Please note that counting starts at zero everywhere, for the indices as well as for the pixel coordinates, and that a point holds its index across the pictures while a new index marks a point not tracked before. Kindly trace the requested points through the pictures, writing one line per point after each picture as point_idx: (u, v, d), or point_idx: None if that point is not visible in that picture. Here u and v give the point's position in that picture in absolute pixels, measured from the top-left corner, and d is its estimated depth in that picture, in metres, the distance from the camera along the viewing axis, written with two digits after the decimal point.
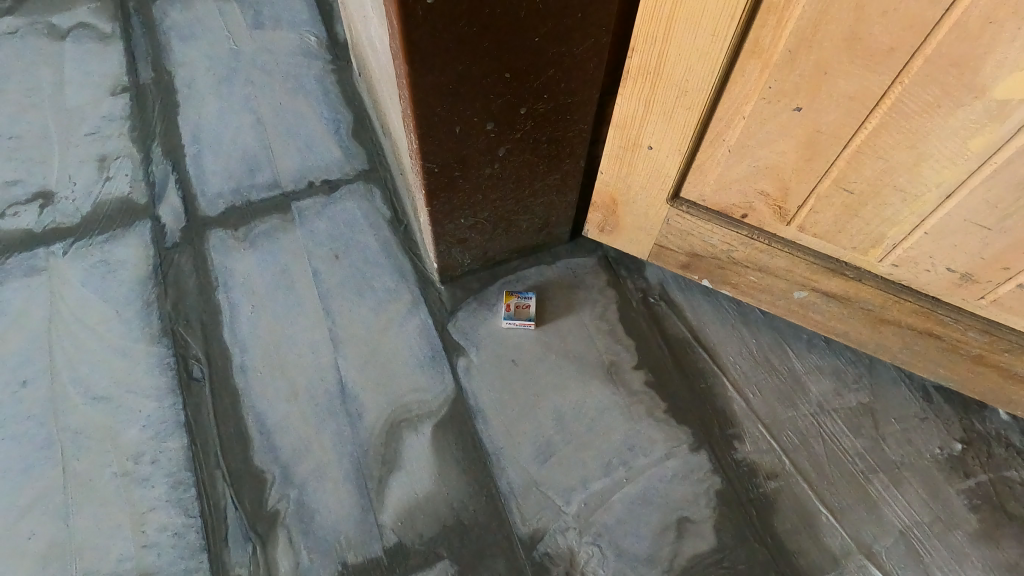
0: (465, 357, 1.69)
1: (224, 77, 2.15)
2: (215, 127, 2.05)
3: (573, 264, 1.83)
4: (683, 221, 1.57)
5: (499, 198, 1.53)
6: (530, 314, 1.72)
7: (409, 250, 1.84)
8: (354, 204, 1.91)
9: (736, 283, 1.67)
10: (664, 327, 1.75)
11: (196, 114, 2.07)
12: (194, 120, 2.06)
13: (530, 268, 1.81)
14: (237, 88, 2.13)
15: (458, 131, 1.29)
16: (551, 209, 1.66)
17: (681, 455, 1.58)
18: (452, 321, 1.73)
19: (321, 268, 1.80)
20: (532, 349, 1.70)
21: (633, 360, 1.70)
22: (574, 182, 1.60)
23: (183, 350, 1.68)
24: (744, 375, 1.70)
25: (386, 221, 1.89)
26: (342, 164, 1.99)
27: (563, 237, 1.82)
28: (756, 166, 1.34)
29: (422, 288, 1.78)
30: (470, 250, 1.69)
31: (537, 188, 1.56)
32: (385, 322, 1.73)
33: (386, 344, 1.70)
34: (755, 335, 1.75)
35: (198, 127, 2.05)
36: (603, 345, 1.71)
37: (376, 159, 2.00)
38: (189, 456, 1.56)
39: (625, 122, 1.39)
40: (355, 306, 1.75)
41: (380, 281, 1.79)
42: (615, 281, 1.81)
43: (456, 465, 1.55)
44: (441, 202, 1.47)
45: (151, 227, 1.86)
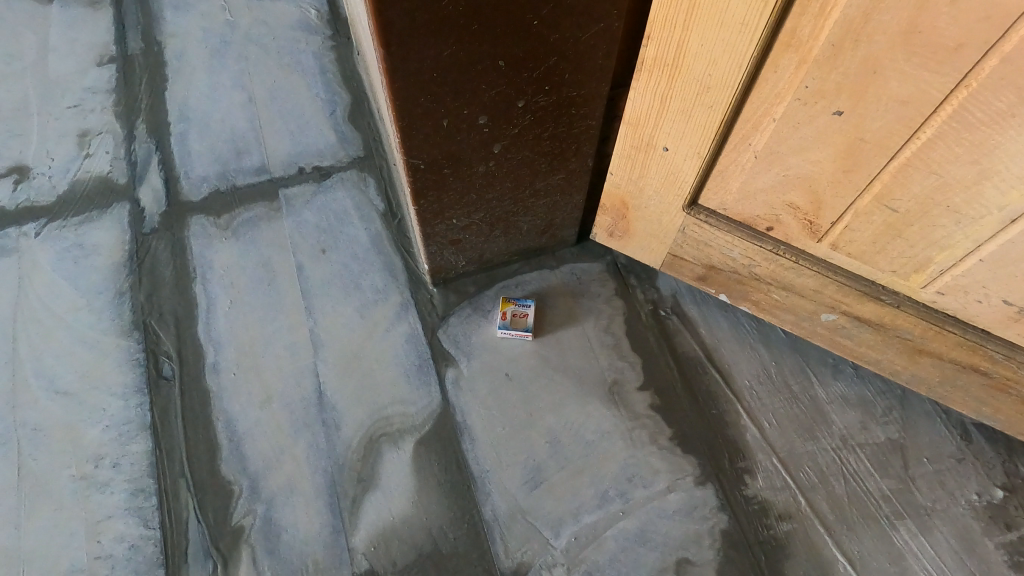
0: (454, 367, 1.55)
1: (217, 51, 2.02)
2: (204, 103, 1.92)
3: (578, 270, 1.67)
4: (700, 231, 1.40)
5: (496, 197, 1.38)
6: (527, 323, 1.56)
7: (401, 246, 1.70)
8: (345, 194, 1.77)
9: (757, 300, 1.51)
10: (674, 344, 1.59)
11: (185, 90, 1.94)
12: (183, 96, 1.93)
13: (531, 272, 1.66)
14: (230, 64, 2.00)
15: (446, 124, 1.14)
16: (554, 210, 1.51)
17: (685, 488, 1.43)
18: (443, 327, 1.60)
19: (305, 263, 1.67)
20: (528, 362, 1.56)
21: (637, 379, 1.54)
22: (582, 182, 1.44)
23: (154, 346, 1.57)
24: (760, 401, 1.54)
25: (378, 214, 1.75)
26: (336, 150, 1.85)
27: (569, 239, 1.67)
28: (787, 175, 1.17)
29: (412, 289, 1.64)
30: (464, 252, 1.54)
31: (539, 188, 1.40)
32: (371, 325, 1.60)
33: (370, 349, 1.57)
34: (775, 357, 1.59)
35: (186, 104, 1.92)
36: (606, 361, 1.56)
37: (372, 146, 1.86)
38: (153, 462, 1.45)
39: (637, 120, 1.23)
40: (339, 306, 1.62)
41: (367, 279, 1.66)
42: (623, 290, 1.65)
43: (437, 487, 1.43)
44: (430, 201, 1.32)
45: (129, 210, 1.74)
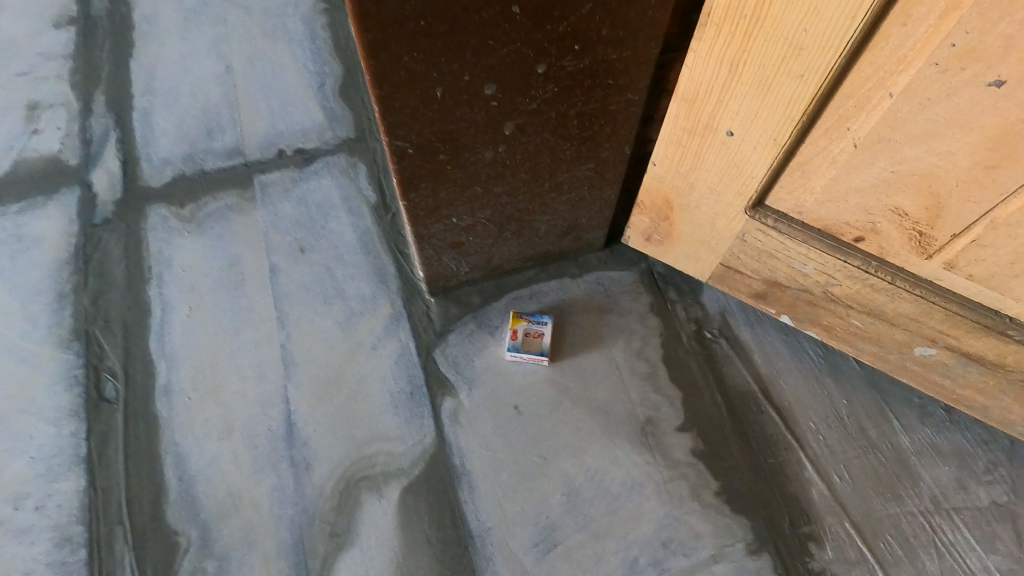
0: (453, 398, 1.28)
1: (192, 14, 1.74)
2: (174, 72, 1.65)
3: (607, 280, 1.38)
4: (765, 239, 1.11)
5: (508, 191, 1.09)
6: (543, 345, 1.28)
7: (394, 246, 1.42)
8: (331, 182, 1.49)
9: (830, 326, 1.21)
10: (722, 374, 1.31)
11: (152, 57, 1.67)
12: (150, 64, 1.66)
13: (550, 282, 1.38)
14: (206, 28, 1.72)
15: (441, 95, 0.86)
16: (581, 208, 1.21)
17: (735, 559, 1.15)
18: (441, 346, 1.32)
19: (280, 265, 1.40)
20: (544, 393, 1.28)
21: (676, 418, 1.27)
22: (615, 175, 1.15)
23: (97, 361, 1.30)
24: (829, 450, 1.25)
25: (368, 206, 1.46)
26: (322, 130, 1.56)
27: (597, 243, 1.38)
28: (898, 171, 0.87)
29: (405, 299, 1.36)
30: (468, 257, 1.26)
31: (562, 181, 1.11)
32: (355, 342, 1.33)
33: (352, 372, 1.30)
34: (846, 394, 1.30)
35: (153, 72, 1.65)
36: (638, 394, 1.28)
37: (366, 126, 1.56)
38: (85, 505, 1.19)
39: (695, 94, 0.93)
40: (318, 318, 1.35)
41: (352, 285, 1.38)
42: (660, 306, 1.36)
43: (428, 548, 1.16)
44: (423, 195, 1.04)
45: (79, 196, 1.47)
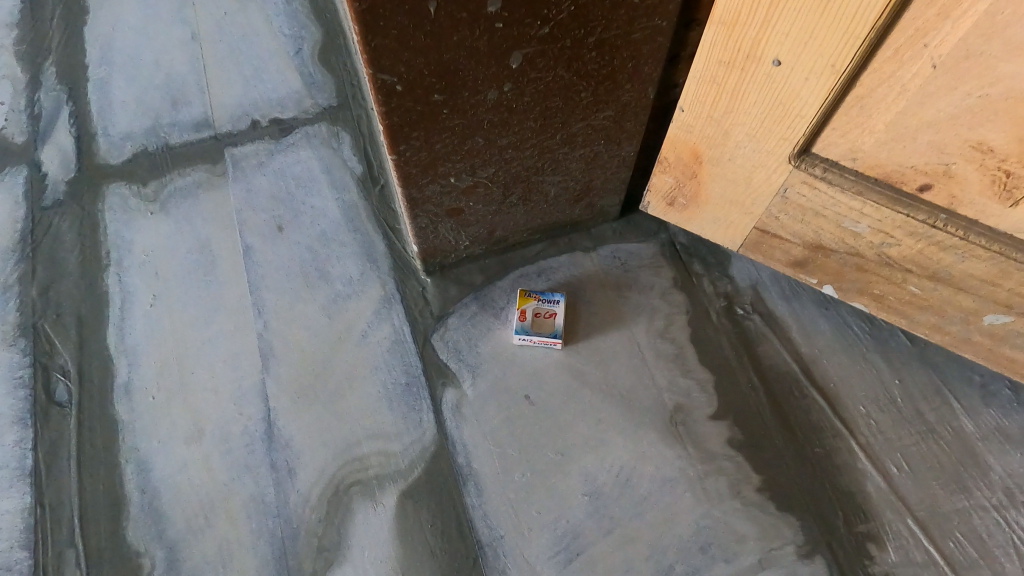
0: (455, 389, 1.12)
1: None
2: (133, 41, 1.48)
3: (624, 254, 1.23)
4: (811, 194, 0.96)
5: (513, 143, 0.94)
6: (555, 326, 1.13)
7: (384, 221, 1.26)
8: (311, 154, 1.34)
9: (881, 295, 1.07)
10: (757, 354, 1.16)
11: (109, 25, 1.50)
12: (106, 32, 1.49)
13: (559, 257, 1.23)
14: None
15: (435, 13, 0.70)
16: (595, 167, 1.06)
17: (784, 565, 1.01)
18: (440, 331, 1.17)
19: (255, 246, 1.24)
20: (558, 382, 1.13)
21: (709, 405, 1.12)
22: (636, 126, 1.00)
23: (46, 359, 1.14)
24: (883, 436, 1.10)
25: (354, 179, 1.31)
26: (301, 98, 1.40)
27: (611, 212, 1.23)
28: (986, 95, 0.73)
29: (398, 280, 1.21)
30: (468, 229, 1.11)
31: (575, 132, 0.96)
32: (342, 329, 1.17)
33: (340, 363, 1.15)
34: (898, 372, 1.15)
35: (110, 41, 1.48)
36: (665, 380, 1.14)
37: (349, 92, 1.40)
38: (32, 525, 1.03)
39: (736, 15, 0.78)
40: (299, 304, 1.19)
41: (338, 266, 1.23)
42: (685, 281, 1.22)
43: (432, 562, 1.01)
44: (414, 147, 0.88)
45: (26, 176, 1.31)
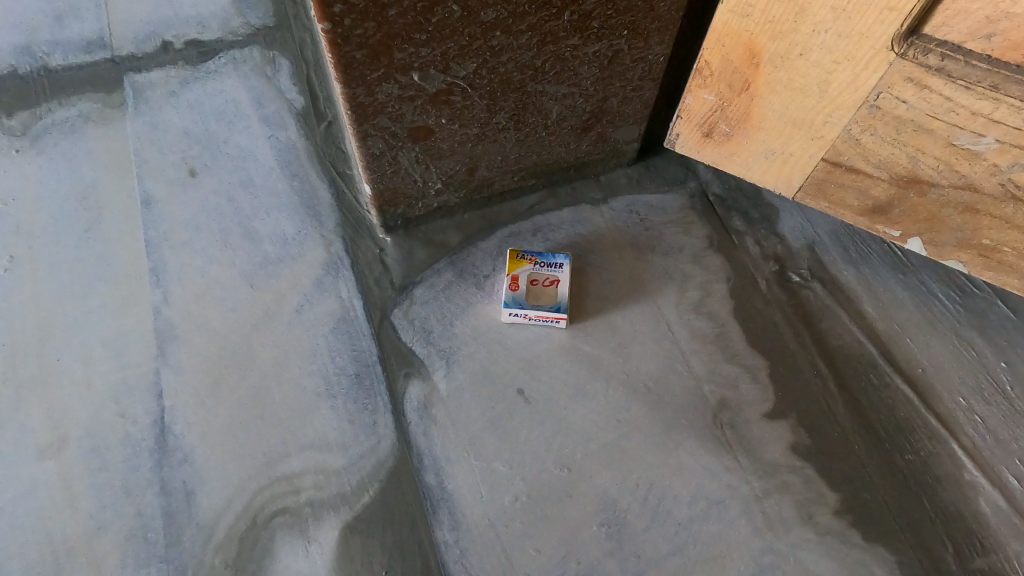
0: (423, 382, 0.83)
1: None
2: None
3: (643, 207, 0.95)
4: (917, 99, 0.69)
5: (502, 21, 0.65)
6: (558, 297, 0.85)
7: (332, 166, 0.97)
8: (239, 84, 1.04)
9: (994, 247, 0.79)
10: (822, 334, 0.88)
11: None
12: None
13: (560, 210, 0.94)
14: None
15: None
16: (611, 76, 0.78)
17: None
18: (402, 306, 0.87)
19: (158, 196, 0.94)
20: (562, 371, 0.84)
21: (763, 399, 0.84)
22: (670, 10, 0.72)
23: None
24: (995, 438, 0.82)
25: (294, 115, 1.02)
26: (228, 17, 1.11)
27: (626, 152, 0.95)
28: None
29: (347, 240, 0.91)
30: (439, 163, 0.82)
31: (589, 11, 0.67)
32: (269, 302, 0.87)
33: (264, 347, 0.84)
34: (1006, 353, 0.87)
35: None
36: (703, 367, 0.85)
37: (291, 12, 1.11)
38: None
39: None
40: (213, 271, 0.89)
41: (267, 222, 0.93)
42: (722, 241, 0.94)
43: None
44: (356, 9, 0.58)
45: None
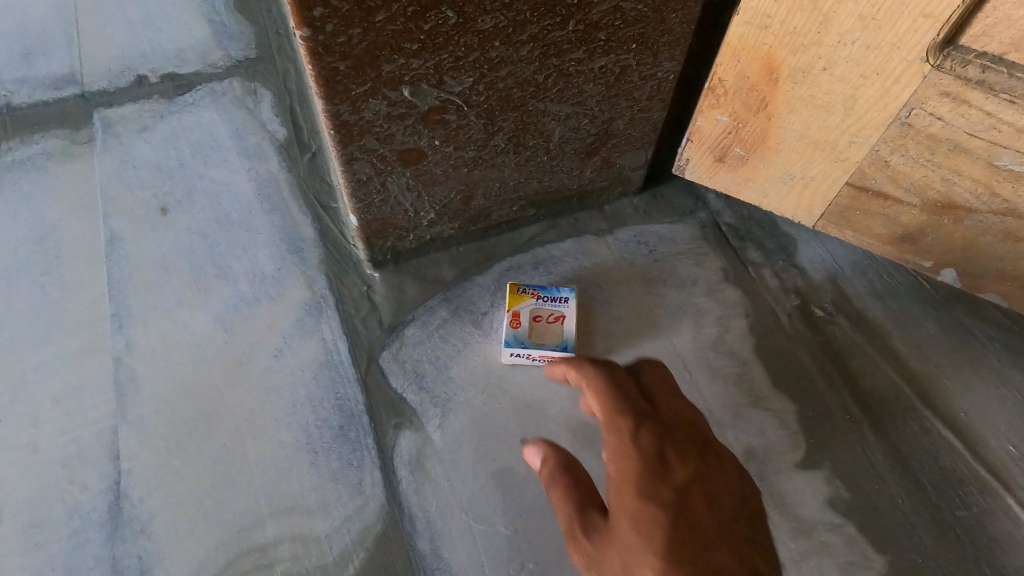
0: (415, 433, 0.74)
1: None
2: None
3: (651, 238, 0.89)
4: (954, 116, 0.63)
5: (502, 30, 0.58)
6: (564, 334, 0.77)
7: (314, 199, 0.89)
8: (215, 115, 0.96)
9: None
10: (853, 373, 0.81)
11: None
12: None
13: (562, 242, 0.87)
14: None
15: None
16: (617, 94, 0.72)
17: None
18: (392, 348, 0.79)
19: (123, 233, 0.86)
20: (570, 419, 0.75)
21: (793, 447, 0.76)
22: (681, 23, 0.65)
23: None
24: None
25: (274, 145, 0.94)
26: (208, 50, 1.02)
27: (632, 180, 0.89)
28: None
29: (331, 278, 0.83)
30: (432, 190, 0.75)
31: (597, 20, 0.61)
32: (243, 348, 0.78)
33: (236, 398, 0.75)
34: None
35: None
36: (725, 412, 0.77)
37: (273, 41, 1.03)
38: None
39: None
40: (182, 314, 0.80)
41: (242, 260, 0.84)
42: (738, 273, 0.87)
43: None
44: (339, 14, 0.51)
45: None
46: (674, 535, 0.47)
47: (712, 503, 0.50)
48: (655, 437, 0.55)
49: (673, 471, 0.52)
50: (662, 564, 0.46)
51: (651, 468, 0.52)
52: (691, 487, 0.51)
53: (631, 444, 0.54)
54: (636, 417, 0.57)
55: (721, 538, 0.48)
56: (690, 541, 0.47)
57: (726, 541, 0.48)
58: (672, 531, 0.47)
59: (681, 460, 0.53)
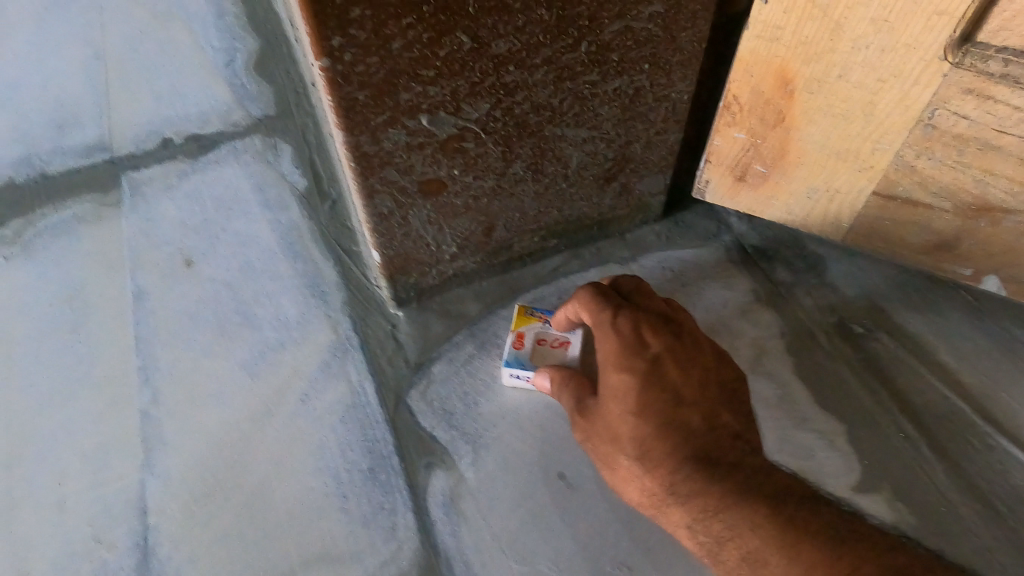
0: (447, 472, 0.71)
1: None
2: (14, 52, 1.13)
3: (676, 262, 0.87)
4: (979, 113, 0.61)
5: (516, 54, 0.59)
6: (566, 359, 0.72)
7: (336, 243, 0.90)
8: (237, 169, 0.98)
9: None
10: (901, 389, 0.77)
11: None
12: None
13: (586, 272, 0.86)
14: None
15: None
16: (635, 115, 0.72)
17: None
18: (418, 386, 0.77)
19: (149, 288, 0.86)
20: None
21: (846, 469, 0.72)
22: (692, 41, 0.65)
23: None
24: None
25: (295, 195, 0.95)
26: (229, 110, 1.05)
27: (652, 206, 0.88)
28: None
29: (356, 320, 0.83)
30: (453, 223, 0.75)
31: (608, 41, 0.61)
32: (270, 394, 0.77)
33: (263, 445, 0.73)
34: None
35: None
36: (768, 435, 0.74)
37: (292, 98, 1.06)
38: None
39: None
40: (208, 363, 0.80)
41: (267, 306, 0.84)
42: (768, 292, 0.85)
43: None
44: (357, 43, 0.52)
45: None
46: (648, 400, 0.59)
47: (680, 367, 0.61)
48: (632, 321, 0.62)
49: (645, 347, 0.61)
50: (638, 426, 0.59)
51: (628, 348, 0.61)
52: (662, 357, 0.61)
53: (612, 331, 0.62)
54: (613, 306, 0.64)
55: (688, 398, 0.60)
56: (663, 404, 0.59)
57: (693, 399, 0.60)
58: (645, 398, 0.59)
59: (653, 335, 0.62)
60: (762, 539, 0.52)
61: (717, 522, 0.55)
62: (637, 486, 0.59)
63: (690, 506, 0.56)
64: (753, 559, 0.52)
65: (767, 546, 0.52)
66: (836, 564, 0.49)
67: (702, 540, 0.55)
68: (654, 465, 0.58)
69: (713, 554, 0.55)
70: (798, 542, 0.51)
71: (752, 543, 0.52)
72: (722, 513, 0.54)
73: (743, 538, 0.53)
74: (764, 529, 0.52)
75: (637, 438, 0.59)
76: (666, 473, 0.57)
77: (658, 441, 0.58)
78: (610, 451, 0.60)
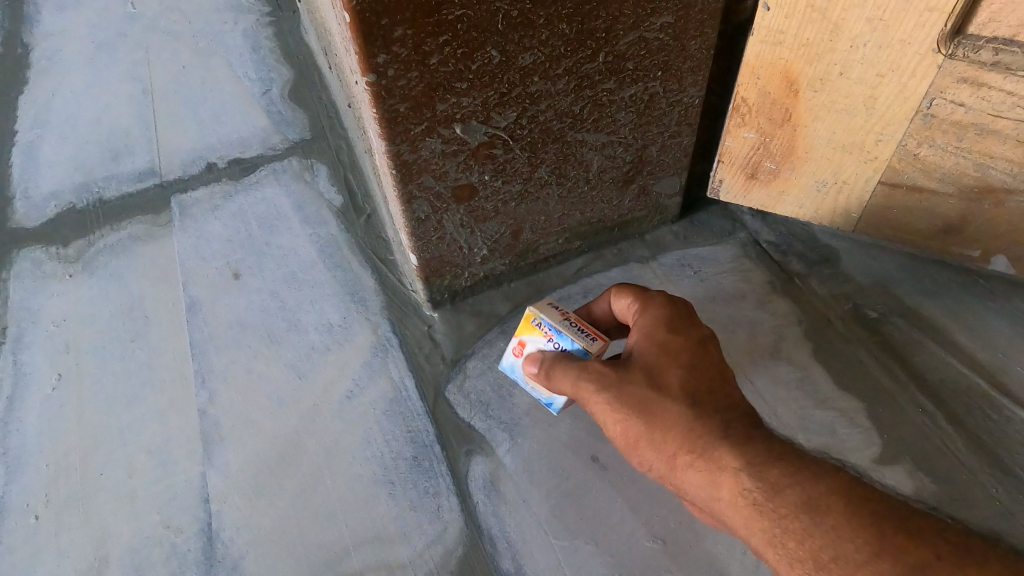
0: (487, 458, 0.76)
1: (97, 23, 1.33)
2: (70, 90, 1.22)
3: (694, 259, 0.92)
4: (975, 100, 0.65)
5: (540, 65, 0.65)
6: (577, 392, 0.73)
7: (373, 253, 0.96)
8: (277, 189, 1.05)
9: None
10: (918, 369, 0.80)
11: (43, 74, 1.24)
12: (40, 82, 1.23)
13: (609, 271, 0.91)
14: (115, 36, 1.30)
15: None
16: (651, 118, 0.77)
17: None
18: (456, 381, 0.82)
19: (202, 299, 0.93)
20: None
21: (868, 444, 0.75)
22: (700, 48, 0.71)
23: None
24: None
25: (332, 211, 1.02)
26: (267, 136, 1.13)
27: (669, 207, 0.93)
28: None
29: (394, 322, 0.88)
30: (484, 227, 0.81)
31: (623, 51, 0.67)
32: (317, 392, 0.82)
33: (313, 438, 0.78)
34: None
35: (42, 91, 1.22)
36: (791, 416, 0.77)
37: (325, 123, 1.14)
38: None
39: None
40: (258, 366, 0.85)
41: (311, 312, 0.90)
42: (784, 284, 0.89)
43: None
44: (400, 59, 0.58)
45: None
46: (700, 361, 0.59)
47: None
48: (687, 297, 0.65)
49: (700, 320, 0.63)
50: (688, 380, 0.58)
51: (684, 314, 0.63)
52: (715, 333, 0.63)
53: (669, 297, 0.64)
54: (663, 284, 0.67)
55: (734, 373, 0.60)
56: (714, 369, 0.59)
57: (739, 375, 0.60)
58: (697, 360, 0.59)
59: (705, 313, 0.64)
60: (829, 488, 0.50)
61: (775, 469, 0.52)
62: (677, 432, 0.55)
63: (747, 451, 0.54)
64: (816, 504, 0.50)
65: (831, 491, 0.50)
66: (902, 518, 0.48)
67: (750, 487, 0.52)
68: (705, 415, 0.56)
69: (761, 501, 0.51)
70: (866, 493, 0.50)
71: (816, 488, 0.50)
72: (782, 461, 0.53)
73: (806, 485, 0.51)
74: (829, 479, 0.51)
75: (685, 391, 0.57)
76: (718, 422, 0.56)
77: (710, 396, 0.57)
78: (653, 400, 0.57)
